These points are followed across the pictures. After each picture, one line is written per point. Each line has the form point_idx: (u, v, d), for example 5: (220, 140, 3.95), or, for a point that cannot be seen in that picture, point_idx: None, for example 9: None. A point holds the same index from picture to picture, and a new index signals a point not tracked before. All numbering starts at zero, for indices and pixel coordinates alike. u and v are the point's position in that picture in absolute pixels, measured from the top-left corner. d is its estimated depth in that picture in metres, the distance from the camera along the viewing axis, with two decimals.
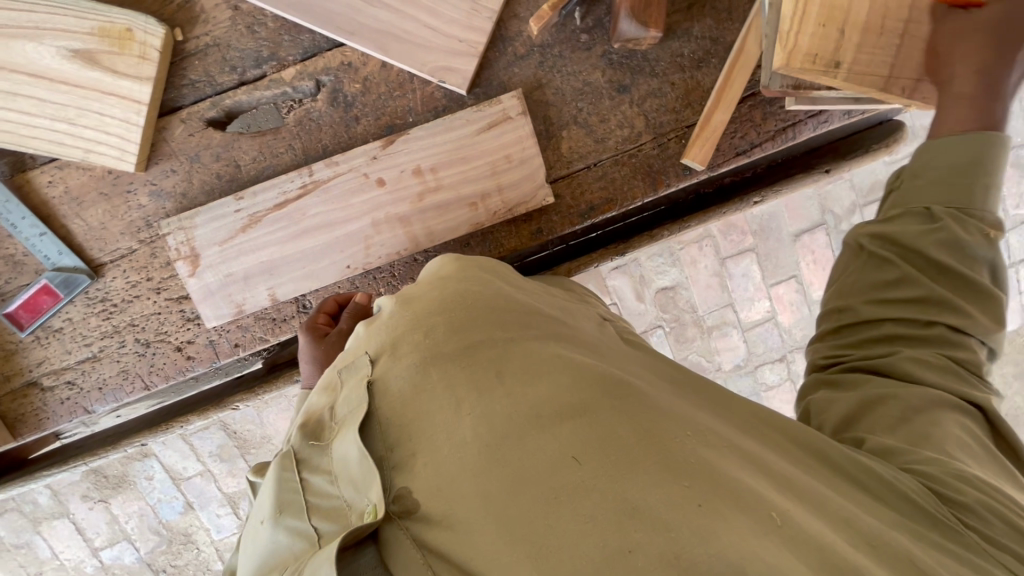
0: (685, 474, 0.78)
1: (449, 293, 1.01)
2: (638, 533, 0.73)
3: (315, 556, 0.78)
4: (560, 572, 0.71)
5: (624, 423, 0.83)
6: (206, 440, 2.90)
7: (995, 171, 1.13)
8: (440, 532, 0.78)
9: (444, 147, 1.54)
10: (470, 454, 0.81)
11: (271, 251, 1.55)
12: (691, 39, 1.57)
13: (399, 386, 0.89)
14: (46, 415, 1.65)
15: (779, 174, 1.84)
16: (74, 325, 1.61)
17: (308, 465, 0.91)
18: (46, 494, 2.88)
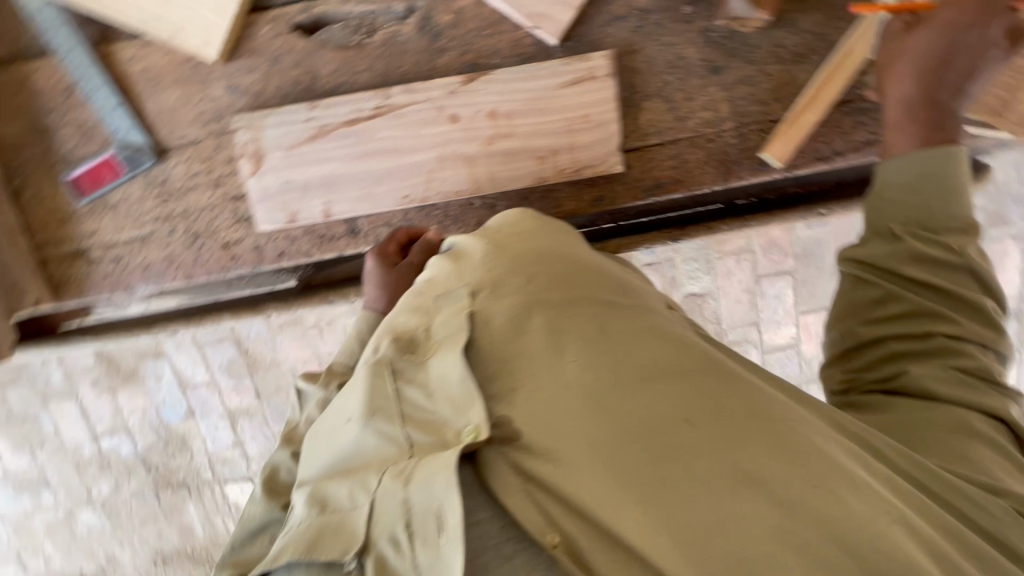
0: (788, 448, 0.85)
1: (545, 250, 1.08)
2: (753, 499, 0.79)
3: (424, 463, 0.84)
4: (672, 520, 0.79)
5: (726, 393, 0.90)
6: (217, 353, 2.91)
7: (958, 181, 1.22)
8: (541, 464, 0.84)
9: (524, 95, 1.51)
10: (575, 396, 0.88)
11: (333, 166, 1.55)
12: (796, 31, 1.51)
13: (501, 322, 0.96)
14: (88, 285, 1.68)
15: (842, 192, 1.87)
16: (130, 203, 1.63)
17: (404, 377, 0.95)
18: (59, 372, 2.96)
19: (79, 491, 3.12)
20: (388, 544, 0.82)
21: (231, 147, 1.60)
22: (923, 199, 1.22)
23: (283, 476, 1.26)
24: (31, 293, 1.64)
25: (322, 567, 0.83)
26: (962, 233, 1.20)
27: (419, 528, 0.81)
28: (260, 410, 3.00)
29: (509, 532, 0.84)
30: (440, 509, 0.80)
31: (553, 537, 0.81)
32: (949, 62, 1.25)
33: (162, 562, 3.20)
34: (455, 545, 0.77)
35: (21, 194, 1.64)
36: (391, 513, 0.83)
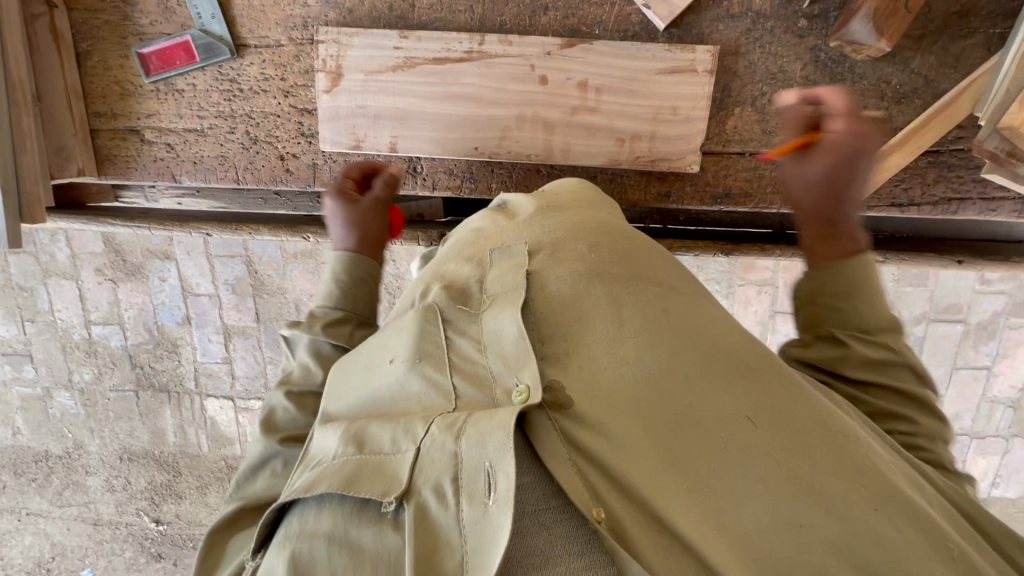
0: (856, 466, 0.79)
1: (606, 225, 1.02)
2: (811, 510, 0.73)
3: (476, 419, 0.74)
4: (725, 516, 0.72)
5: (793, 400, 0.84)
6: (226, 267, 2.87)
7: (873, 283, 1.08)
8: (588, 434, 0.75)
9: (618, 72, 1.47)
10: (632, 372, 0.81)
11: (409, 101, 1.50)
12: (905, 70, 1.47)
13: (558, 286, 0.89)
14: (135, 166, 1.64)
15: (897, 244, 1.86)
16: (196, 93, 1.60)
17: (454, 327, 0.87)
18: (67, 251, 2.92)
19: (61, 372, 3.09)
20: (431, 492, 0.71)
21: (311, 59, 1.56)
22: (835, 304, 1.08)
23: (279, 417, 1.16)
24: (76, 160, 1.60)
25: (356, 507, 0.74)
26: (889, 335, 1.06)
27: (466, 483, 0.70)
28: (257, 331, 2.96)
29: (551, 501, 0.71)
30: (491, 469, 0.69)
31: (599, 511, 0.69)
32: (857, 175, 1.09)
33: (127, 459, 3.19)
34: (506, 508, 0.65)
35: (89, 58, 1.60)
36: (438, 464, 0.72)
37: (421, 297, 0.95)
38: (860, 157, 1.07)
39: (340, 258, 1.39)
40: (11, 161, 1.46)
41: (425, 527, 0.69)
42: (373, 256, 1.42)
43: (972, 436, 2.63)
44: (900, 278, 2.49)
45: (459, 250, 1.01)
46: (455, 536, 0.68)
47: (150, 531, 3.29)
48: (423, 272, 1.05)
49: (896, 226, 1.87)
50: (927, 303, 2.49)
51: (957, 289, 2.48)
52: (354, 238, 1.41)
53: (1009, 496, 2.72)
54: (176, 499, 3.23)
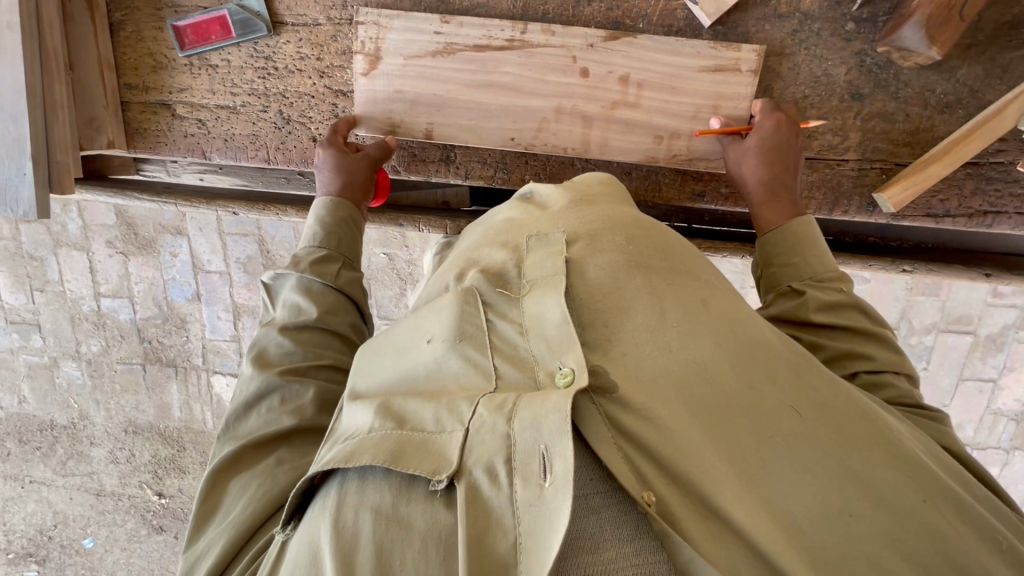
0: (897, 456, 0.79)
1: (640, 218, 1.00)
2: (862, 501, 0.74)
3: (527, 400, 0.72)
4: (778, 505, 0.71)
5: (832, 392, 0.84)
6: (238, 245, 2.86)
7: (814, 240, 1.28)
8: (633, 419, 0.73)
9: (661, 68, 1.45)
10: (677, 363, 0.79)
11: (447, 88, 1.48)
12: (951, 79, 1.46)
13: (599, 275, 0.87)
14: (165, 140, 1.63)
15: (923, 254, 1.86)
16: (230, 69, 1.58)
17: (495, 310, 0.86)
18: (79, 222, 2.91)
19: (68, 342, 3.09)
20: (483, 472, 0.70)
21: (349, 40, 1.54)
22: (787, 261, 1.28)
23: (273, 353, 1.22)
24: (105, 131, 1.58)
25: (403, 483, 0.72)
26: (838, 285, 1.22)
27: (520, 466, 0.69)
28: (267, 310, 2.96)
29: (600, 486, 0.69)
30: (547, 452, 0.68)
31: (649, 495, 0.68)
32: (782, 156, 1.37)
33: (132, 431, 3.20)
34: (566, 491, 0.64)
35: (123, 29, 1.58)
36: (489, 444, 0.71)
37: (456, 280, 0.93)
38: (782, 147, 1.37)
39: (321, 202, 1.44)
40: (44, 129, 1.45)
41: (478, 507, 0.68)
42: (353, 201, 1.47)
43: (974, 447, 2.65)
44: (911, 288, 2.50)
45: (492, 236, 0.99)
46: (509, 517, 0.67)
47: (152, 503, 3.30)
48: (453, 257, 1.03)
49: (923, 236, 1.87)
50: (937, 312, 2.49)
51: (969, 300, 2.48)
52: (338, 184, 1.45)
53: None
54: (179, 474, 3.22)
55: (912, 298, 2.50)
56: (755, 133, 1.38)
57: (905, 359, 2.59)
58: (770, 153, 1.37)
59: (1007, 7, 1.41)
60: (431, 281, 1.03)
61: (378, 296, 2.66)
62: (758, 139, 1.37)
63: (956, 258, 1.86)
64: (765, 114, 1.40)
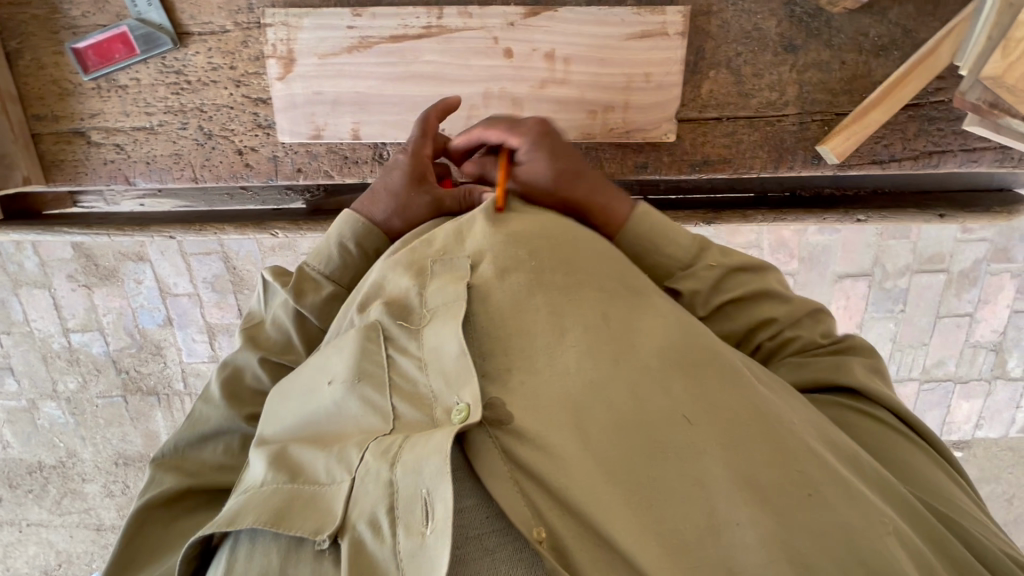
0: (793, 457, 0.77)
1: (547, 227, 0.97)
2: (748, 507, 0.72)
3: (411, 443, 0.71)
4: (666, 525, 0.70)
5: (736, 397, 0.81)
6: (204, 265, 2.80)
7: (659, 225, 1.15)
8: (529, 450, 0.72)
9: (586, 40, 1.40)
10: (570, 384, 0.77)
11: (369, 84, 1.42)
12: (883, 21, 1.42)
13: (501, 297, 0.85)
14: (85, 170, 1.55)
15: (879, 201, 1.84)
16: (141, 87, 1.50)
17: (395, 344, 0.84)
18: (34, 260, 2.81)
19: (44, 382, 3.01)
20: (367, 524, 0.71)
21: (261, 43, 1.46)
22: (649, 262, 1.16)
23: (249, 382, 1.17)
24: (20, 168, 1.49)
25: (291, 543, 0.74)
26: (706, 263, 1.13)
27: (403, 513, 0.69)
28: None
29: (496, 524, 0.71)
30: (429, 497, 0.67)
31: (540, 531, 0.68)
32: (572, 154, 1.17)
33: (123, 463, 3.15)
34: (443, 540, 0.64)
35: (21, 57, 1.49)
36: (373, 494, 0.71)
37: (359, 314, 0.91)
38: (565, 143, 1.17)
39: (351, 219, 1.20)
40: None
41: (362, 561, 0.69)
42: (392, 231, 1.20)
43: (956, 381, 2.67)
44: (880, 233, 2.49)
45: (398, 257, 0.95)
46: (390, 568, 0.68)
47: None
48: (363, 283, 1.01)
49: (879, 182, 1.84)
50: (909, 255, 2.50)
51: (940, 239, 2.48)
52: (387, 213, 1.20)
53: (992, 436, 2.77)
54: None
55: (883, 243, 2.50)
56: (535, 145, 1.14)
57: (880, 304, 2.58)
58: (564, 156, 1.15)
59: None
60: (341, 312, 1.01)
61: None
62: (546, 150, 1.13)
63: (912, 202, 1.85)
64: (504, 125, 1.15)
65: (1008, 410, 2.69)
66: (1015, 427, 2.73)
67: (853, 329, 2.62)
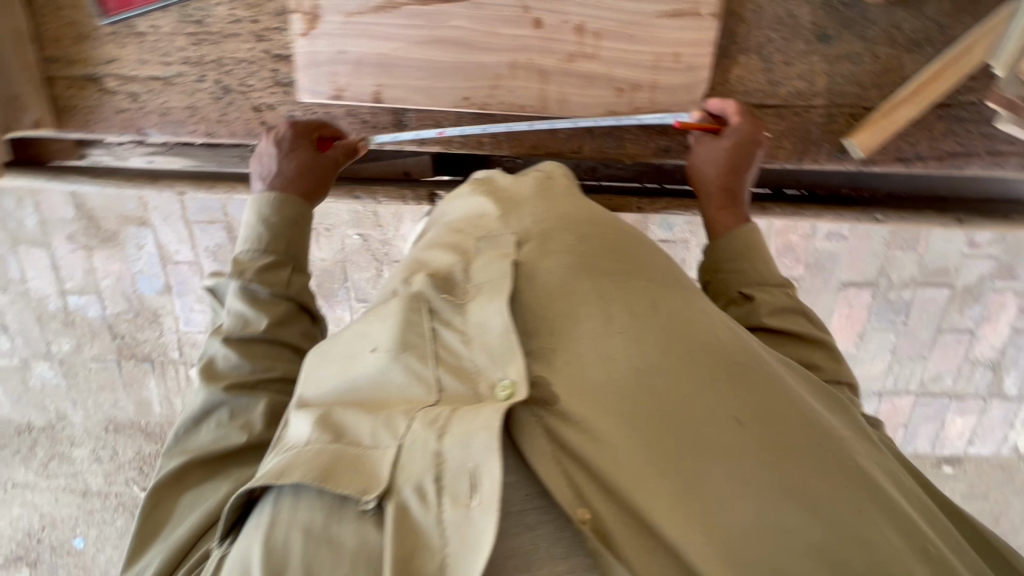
0: (844, 469, 0.73)
1: (594, 214, 0.93)
2: (799, 515, 0.67)
3: (460, 414, 0.68)
4: (715, 524, 0.65)
5: (786, 399, 0.77)
6: (206, 234, 2.74)
7: (760, 248, 1.25)
8: (574, 433, 0.69)
9: (619, 15, 1.37)
10: (615, 369, 0.73)
11: (395, 46, 1.39)
12: (918, 16, 1.40)
13: (549, 276, 0.81)
14: (96, 118, 1.52)
15: (896, 204, 1.82)
16: (159, 35, 1.47)
17: (440, 317, 0.78)
18: (35, 218, 2.74)
19: (38, 343, 2.96)
20: (413, 491, 0.65)
21: None
22: (736, 267, 1.24)
23: (220, 365, 1.13)
24: (31, 111, 1.48)
25: (334, 503, 0.66)
26: (786, 289, 1.19)
27: (450, 482, 0.65)
28: None
29: (535, 501, 0.67)
30: (476, 470, 0.64)
31: (584, 512, 0.65)
32: (750, 165, 1.35)
33: (112, 429, 3.12)
34: (491, 512, 0.61)
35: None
36: (417, 462, 0.66)
37: (402, 284, 0.85)
38: (754, 157, 1.35)
39: (264, 199, 1.31)
40: None
41: (407, 527, 0.64)
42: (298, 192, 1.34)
43: (952, 398, 2.67)
44: (890, 241, 2.44)
45: (444, 236, 0.92)
46: (437, 537, 0.63)
47: None
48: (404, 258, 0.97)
49: (895, 186, 1.84)
50: (915, 267, 2.47)
51: (947, 252, 2.45)
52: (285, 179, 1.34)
53: (983, 454, 2.77)
54: None
55: (890, 254, 2.47)
56: (734, 135, 1.33)
57: (882, 314, 2.57)
58: (742, 157, 1.34)
59: None
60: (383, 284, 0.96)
61: (353, 279, 2.53)
62: (733, 143, 1.33)
63: (931, 206, 1.83)
64: (747, 116, 1.35)
65: (1001, 429, 2.70)
66: (1006, 446, 2.74)
67: (853, 337, 2.61)
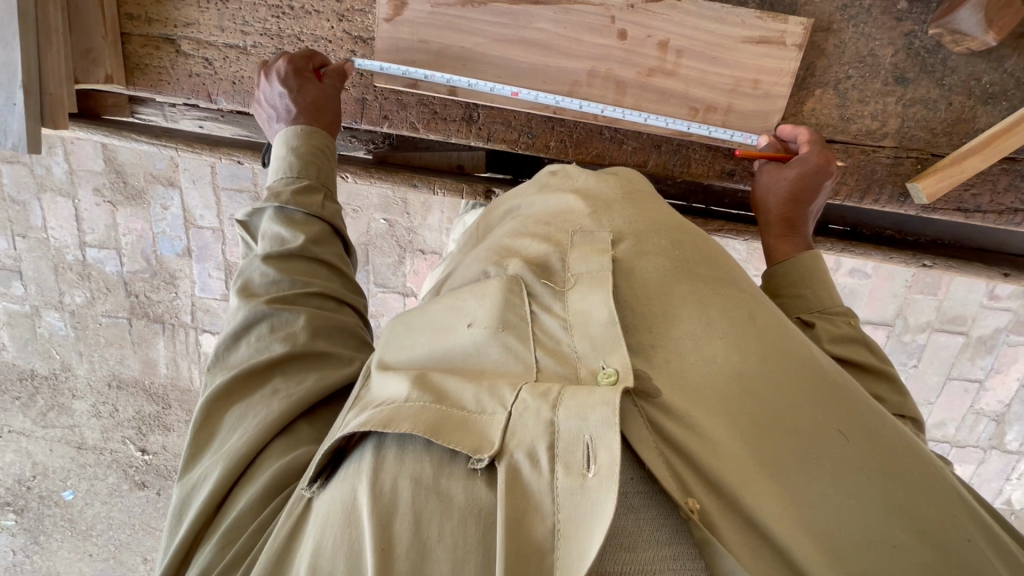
0: (941, 486, 0.77)
1: (680, 222, 0.98)
2: (899, 527, 0.72)
3: (573, 391, 0.70)
4: (819, 527, 0.71)
5: (879, 418, 0.82)
6: (233, 201, 2.51)
7: (822, 273, 1.25)
8: (677, 426, 0.72)
9: (704, 36, 1.37)
10: (719, 373, 0.78)
11: (477, 41, 1.39)
12: (998, 69, 1.39)
13: (647, 276, 0.86)
14: (167, 78, 1.52)
15: (940, 250, 1.83)
16: (242, 5, 1.47)
17: (539, 301, 0.84)
18: (63, 166, 2.54)
19: (52, 292, 2.75)
20: (525, 455, 0.68)
21: None
22: (796, 292, 1.25)
23: (256, 283, 1.14)
24: (103, 65, 1.47)
25: (444, 457, 0.71)
26: (846, 318, 1.19)
27: (564, 452, 0.67)
28: None
29: (637, 486, 0.69)
30: (591, 443, 0.66)
31: (692, 502, 0.68)
32: (815, 194, 1.33)
33: (116, 386, 2.92)
34: (611, 483, 0.63)
35: None
36: (532, 429, 0.69)
37: (494, 267, 0.91)
38: (820, 187, 1.32)
39: (288, 132, 1.29)
40: (36, 58, 1.35)
41: (518, 490, 0.67)
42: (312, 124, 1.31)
43: (952, 444, 2.60)
44: (911, 283, 2.36)
45: (532, 225, 0.96)
46: (547, 503, 0.66)
47: (134, 459, 3.09)
48: (487, 242, 1.01)
49: (936, 233, 1.84)
50: (933, 312, 2.39)
51: (966, 301, 2.37)
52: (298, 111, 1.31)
53: None
54: (163, 431, 3.00)
55: (910, 296, 2.38)
56: (799, 164, 1.31)
57: (894, 356, 2.49)
58: (806, 187, 1.32)
59: None
60: (464, 265, 1.01)
61: (375, 262, 2.49)
62: (797, 173, 1.31)
63: (975, 257, 1.83)
64: (817, 147, 1.32)
65: (997, 480, 2.61)
66: (1000, 498, 2.66)
67: None
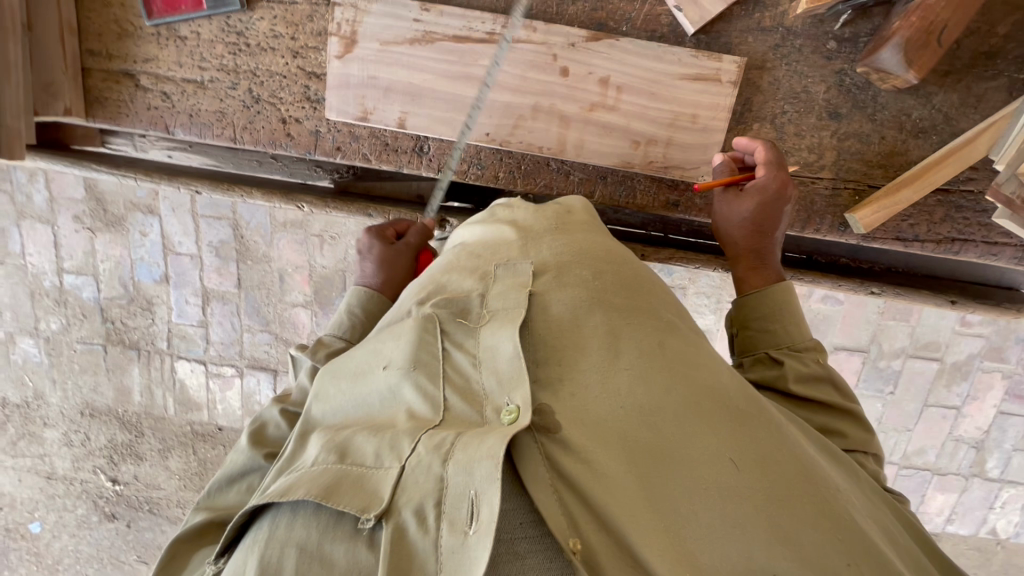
0: (824, 515, 0.81)
1: (608, 250, 1.01)
2: (778, 555, 0.75)
3: (465, 441, 0.70)
4: (701, 557, 0.72)
5: (774, 447, 0.84)
6: (212, 229, 2.51)
7: (793, 308, 1.24)
8: (573, 462, 0.73)
9: (642, 73, 1.43)
10: (621, 405, 0.79)
11: (423, 76, 1.44)
12: (927, 105, 1.45)
13: (560, 310, 0.87)
14: (126, 111, 1.57)
15: (892, 278, 1.86)
16: (200, 42, 1.52)
17: (452, 338, 0.84)
18: (44, 195, 2.54)
19: (27, 318, 2.73)
20: (412, 514, 0.67)
21: (325, 21, 1.49)
22: (767, 326, 1.23)
23: (270, 433, 1.12)
24: (63, 98, 1.51)
25: (330, 520, 0.70)
26: (815, 356, 1.18)
27: (450, 509, 0.67)
28: (238, 298, 2.60)
29: (529, 531, 0.70)
30: (476, 499, 0.66)
31: (574, 543, 0.69)
32: (778, 222, 1.32)
33: (89, 415, 2.88)
34: (485, 541, 0.62)
35: None
36: (422, 485, 0.69)
37: (418, 306, 0.93)
38: (780, 213, 1.32)
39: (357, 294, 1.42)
40: None
41: (401, 549, 0.66)
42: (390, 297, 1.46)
43: (933, 472, 2.54)
44: (884, 310, 2.36)
45: (465, 259, 0.99)
46: (430, 562, 0.65)
47: (105, 490, 3.02)
48: (422, 280, 1.04)
49: (893, 260, 1.89)
50: (907, 338, 2.37)
51: (938, 327, 2.35)
52: (379, 278, 1.46)
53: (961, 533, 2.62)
54: (135, 460, 2.94)
55: (882, 323, 2.36)
56: (760, 189, 1.30)
57: (871, 383, 2.45)
58: (768, 215, 1.31)
59: (987, 34, 1.40)
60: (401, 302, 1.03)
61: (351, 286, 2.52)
62: (759, 200, 1.30)
63: (926, 285, 1.86)
64: (773, 169, 1.31)
65: (980, 509, 2.55)
66: (985, 527, 2.58)
67: None
